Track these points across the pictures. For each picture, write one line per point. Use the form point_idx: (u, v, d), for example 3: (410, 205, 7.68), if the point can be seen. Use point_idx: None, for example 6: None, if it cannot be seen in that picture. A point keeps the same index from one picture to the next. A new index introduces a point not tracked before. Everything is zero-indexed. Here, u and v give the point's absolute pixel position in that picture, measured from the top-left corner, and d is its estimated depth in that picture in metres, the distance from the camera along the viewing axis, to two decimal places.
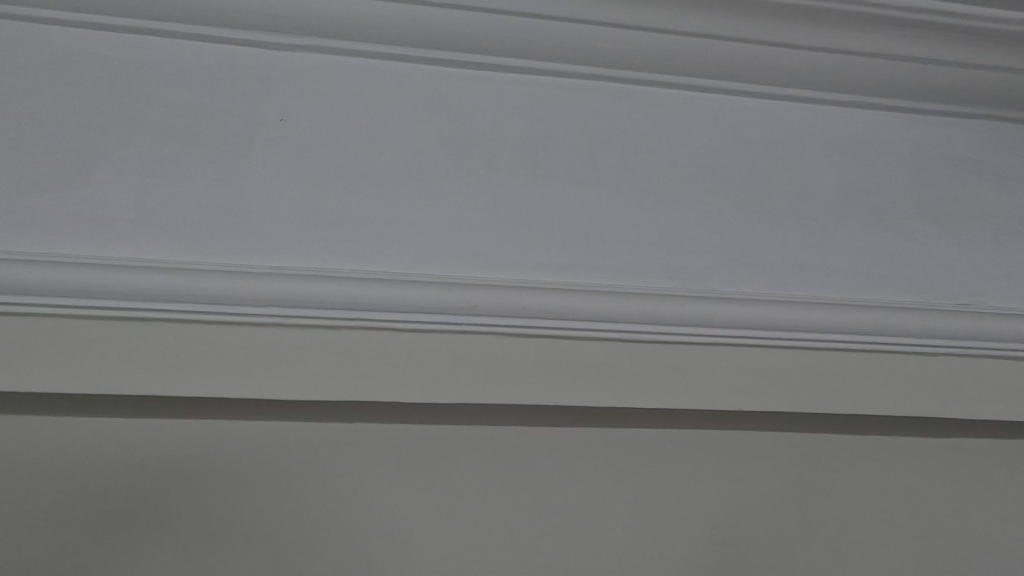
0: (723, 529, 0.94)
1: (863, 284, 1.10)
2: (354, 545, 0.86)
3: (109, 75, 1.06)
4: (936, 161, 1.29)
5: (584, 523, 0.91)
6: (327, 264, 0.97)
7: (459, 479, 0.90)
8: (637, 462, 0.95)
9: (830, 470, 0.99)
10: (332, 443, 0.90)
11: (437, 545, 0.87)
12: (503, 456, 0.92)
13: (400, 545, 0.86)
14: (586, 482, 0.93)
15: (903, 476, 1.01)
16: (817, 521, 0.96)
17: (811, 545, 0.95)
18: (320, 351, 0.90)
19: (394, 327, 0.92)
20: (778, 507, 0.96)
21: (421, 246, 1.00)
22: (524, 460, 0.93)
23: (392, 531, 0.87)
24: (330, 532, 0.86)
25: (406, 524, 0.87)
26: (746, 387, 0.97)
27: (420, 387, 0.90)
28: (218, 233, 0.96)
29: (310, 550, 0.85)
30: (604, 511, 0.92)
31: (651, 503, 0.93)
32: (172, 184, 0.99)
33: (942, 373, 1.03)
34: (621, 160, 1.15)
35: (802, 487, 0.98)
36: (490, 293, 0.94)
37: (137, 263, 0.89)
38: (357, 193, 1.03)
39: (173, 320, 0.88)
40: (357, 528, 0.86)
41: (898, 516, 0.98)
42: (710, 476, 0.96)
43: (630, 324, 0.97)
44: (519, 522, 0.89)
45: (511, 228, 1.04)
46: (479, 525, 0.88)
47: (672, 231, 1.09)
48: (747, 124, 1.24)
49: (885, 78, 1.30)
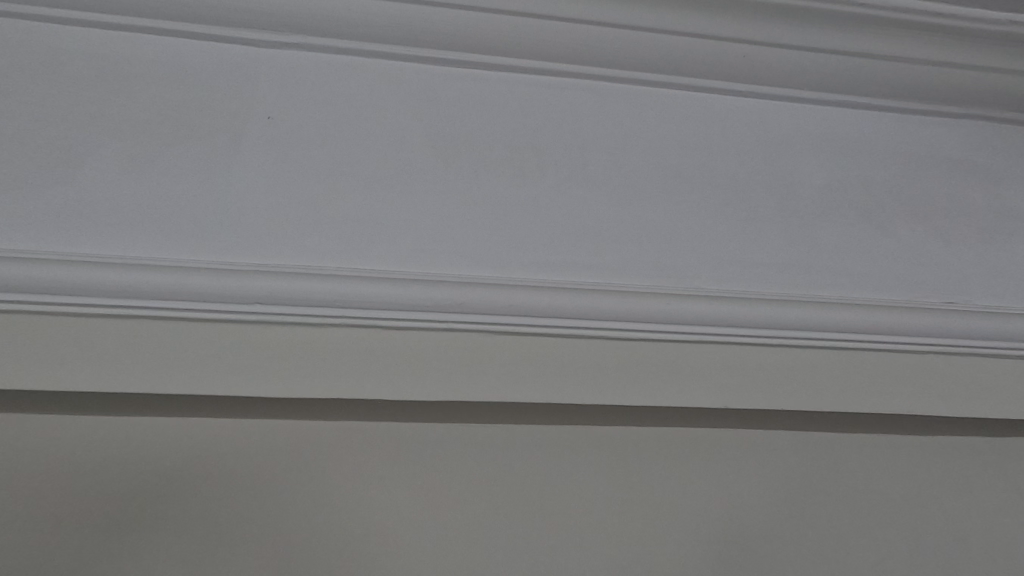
0: (721, 527, 0.66)
1: (880, 280, 0.81)
2: (201, 522, 0.59)
3: (42, 41, 0.79)
4: (953, 136, 1.00)
5: (518, 524, 0.63)
6: (136, 242, 0.67)
7: (339, 479, 0.62)
8: (593, 455, 0.67)
9: (860, 463, 0.72)
10: (184, 432, 0.63)
11: (304, 535, 0.60)
12: (400, 461, 0.64)
13: (261, 538, 0.59)
14: (518, 488, 0.64)
15: (954, 474, 0.73)
16: (858, 531, 0.68)
17: (844, 545, 0.67)
18: (163, 340, 0.62)
19: (237, 320, 0.64)
20: (794, 505, 0.69)
21: (263, 232, 0.70)
22: (428, 469, 0.64)
23: (243, 533, 0.59)
24: (167, 530, 0.58)
25: (264, 538, 0.59)
26: (734, 386, 0.70)
27: (279, 382, 0.63)
28: (19, 161, 0.70)
29: (141, 536, 0.58)
30: (549, 526, 0.63)
31: (624, 514, 0.65)
32: (11, 160, 0.70)
33: (984, 374, 0.76)
34: (543, 130, 0.85)
35: (831, 482, 0.70)
36: (370, 285, 0.67)
37: (15, 252, 0.63)
38: (177, 159, 0.74)
39: (41, 318, 0.61)
40: (193, 524, 0.59)
41: (956, 521, 0.71)
42: (700, 471, 0.68)
43: (567, 320, 0.69)
44: (430, 536, 0.61)
45: (382, 221, 0.73)
46: (365, 524, 0.61)
47: (613, 226, 0.79)
48: (712, 83, 0.95)
49: (882, 50, 0.97)
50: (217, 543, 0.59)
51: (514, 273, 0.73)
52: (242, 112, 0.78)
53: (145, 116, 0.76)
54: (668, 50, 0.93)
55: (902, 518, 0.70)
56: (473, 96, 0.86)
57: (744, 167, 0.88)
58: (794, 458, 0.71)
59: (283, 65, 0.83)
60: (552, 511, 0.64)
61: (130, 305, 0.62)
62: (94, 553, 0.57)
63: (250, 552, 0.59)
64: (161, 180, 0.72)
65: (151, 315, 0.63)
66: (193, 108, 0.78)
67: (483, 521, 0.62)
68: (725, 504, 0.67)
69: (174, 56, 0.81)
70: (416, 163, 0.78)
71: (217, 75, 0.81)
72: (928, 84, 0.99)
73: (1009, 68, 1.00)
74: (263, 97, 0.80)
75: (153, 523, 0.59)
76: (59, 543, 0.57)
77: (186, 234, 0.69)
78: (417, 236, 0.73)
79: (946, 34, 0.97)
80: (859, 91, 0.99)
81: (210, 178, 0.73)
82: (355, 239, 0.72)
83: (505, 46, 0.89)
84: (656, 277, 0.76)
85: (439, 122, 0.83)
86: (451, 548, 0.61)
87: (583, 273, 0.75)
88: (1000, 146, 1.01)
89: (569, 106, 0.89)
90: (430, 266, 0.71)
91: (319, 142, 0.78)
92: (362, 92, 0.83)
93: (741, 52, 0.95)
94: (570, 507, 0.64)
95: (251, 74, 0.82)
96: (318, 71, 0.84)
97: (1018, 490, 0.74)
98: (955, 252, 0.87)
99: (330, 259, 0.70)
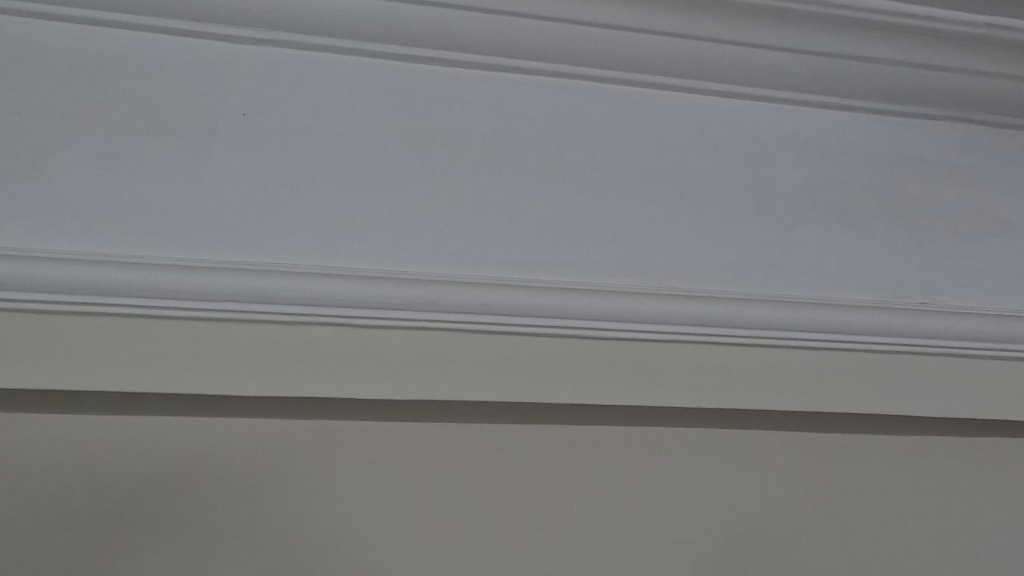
0: (712, 530, 0.65)
1: (855, 280, 0.82)
2: (180, 522, 0.58)
3: (16, 35, 0.78)
4: (929, 137, 1.01)
5: (507, 526, 0.62)
6: (107, 238, 0.67)
7: (320, 479, 0.62)
8: (575, 456, 0.67)
9: (844, 464, 0.72)
10: (160, 432, 0.62)
11: (286, 539, 0.59)
12: (380, 461, 0.63)
13: (240, 537, 0.59)
14: (501, 489, 0.64)
15: (934, 472, 0.73)
16: (845, 531, 0.68)
17: (832, 545, 0.67)
18: (134, 338, 0.62)
19: (206, 318, 0.63)
20: (780, 507, 0.68)
21: (239, 229, 0.70)
22: (408, 469, 0.63)
23: (227, 535, 0.58)
24: (146, 532, 0.58)
25: (244, 537, 0.59)
26: (708, 385, 0.70)
27: (249, 380, 0.62)
28: None
29: (120, 536, 0.57)
30: (536, 528, 0.62)
31: (610, 516, 0.64)
32: None
33: (958, 374, 0.76)
34: (519, 128, 0.85)
35: (818, 483, 0.70)
36: (343, 283, 0.66)
37: None
38: (151, 155, 0.73)
39: (10, 314, 0.61)
40: (172, 525, 0.58)
41: (942, 520, 0.70)
42: (686, 473, 0.68)
43: (539, 318, 0.69)
44: (417, 538, 0.60)
45: (358, 217, 0.73)
46: (349, 526, 0.60)
47: (589, 226, 0.79)
48: (689, 82, 0.95)
49: (858, 51, 0.98)
50: (199, 547, 0.58)
51: (490, 271, 0.73)
52: (216, 107, 0.78)
53: (119, 111, 0.75)
54: (646, 49, 0.93)
55: (890, 517, 0.70)
56: (449, 93, 0.86)
57: (721, 167, 0.88)
58: (779, 458, 0.71)
59: (260, 62, 0.83)
60: (538, 511, 0.63)
61: (100, 302, 0.62)
62: (70, 555, 0.56)
63: (232, 555, 0.58)
64: (132, 176, 0.71)
65: (119, 312, 0.62)
66: (167, 103, 0.77)
67: (469, 522, 0.62)
68: (713, 505, 0.67)
69: (148, 52, 0.81)
70: (391, 161, 0.78)
71: (191, 71, 0.80)
72: (904, 85, 1.00)
73: (982, 69, 1.01)
74: (239, 94, 0.79)
75: (132, 525, 0.58)
76: (36, 546, 0.56)
77: (157, 231, 0.68)
78: (392, 233, 0.73)
79: (920, 35, 0.97)
80: (834, 92, 0.99)
81: (183, 173, 0.72)
82: (329, 235, 0.71)
83: (484, 44, 0.89)
84: (632, 275, 0.76)
85: (416, 119, 0.82)
86: (439, 550, 0.60)
87: (560, 271, 0.74)
88: (974, 146, 1.02)
89: (545, 103, 0.89)
90: (405, 264, 0.71)
91: (294, 138, 0.77)
92: (338, 88, 0.83)
93: (719, 52, 0.95)
94: (555, 508, 0.64)
95: (226, 69, 0.81)
96: (293, 68, 0.83)
97: (992, 485, 0.74)
98: (928, 252, 0.87)
99: (304, 257, 0.69)
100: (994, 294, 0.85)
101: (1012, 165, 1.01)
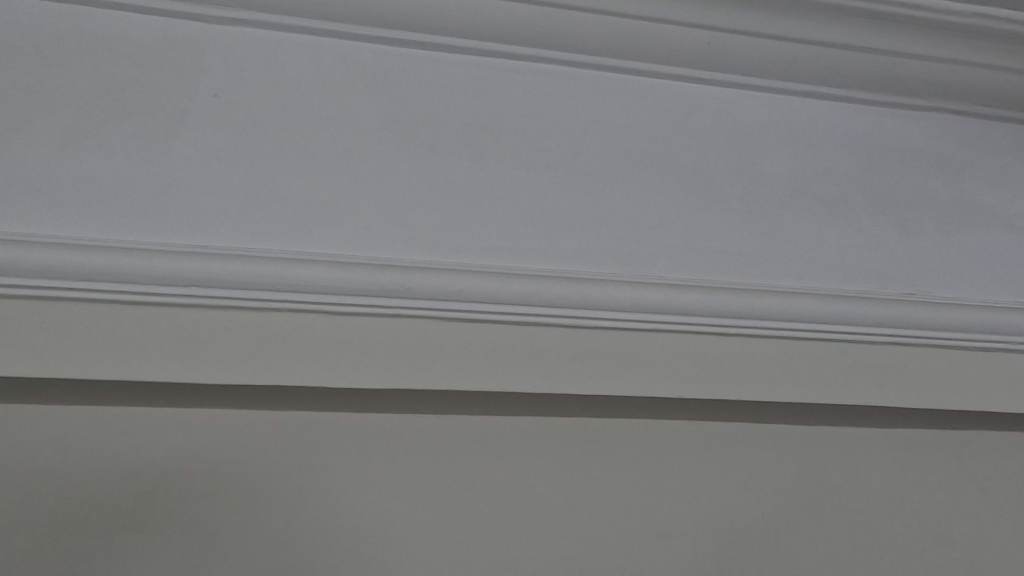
0: (710, 531, 0.65)
1: (839, 270, 0.81)
2: (156, 515, 0.57)
3: None
4: (917, 128, 1.00)
5: (491, 519, 0.61)
6: (74, 222, 0.64)
7: (301, 469, 0.61)
8: (565, 451, 0.66)
9: (836, 460, 0.72)
10: (130, 424, 0.60)
11: (261, 530, 0.58)
12: (362, 455, 0.62)
13: (218, 527, 0.57)
14: (494, 487, 0.63)
15: (928, 473, 0.73)
16: (841, 529, 0.68)
17: (828, 544, 0.66)
18: (100, 325, 0.60)
19: (169, 304, 0.61)
20: (764, 496, 0.68)
21: (209, 214, 0.68)
22: (397, 466, 0.62)
23: (212, 534, 0.57)
24: (124, 526, 0.56)
25: (222, 529, 0.57)
26: (691, 376, 0.69)
27: (217, 369, 0.60)
28: None
29: (96, 528, 0.56)
30: (522, 520, 0.62)
31: (593, 505, 0.64)
32: None
33: (943, 366, 0.75)
34: (501, 113, 0.83)
35: (807, 477, 0.70)
36: (314, 270, 0.64)
37: None
38: (120, 137, 0.71)
39: None
40: (155, 524, 0.57)
41: (935, 522, 0.70)
42: (681, 470, 0.67)
43: (518, 306, 0.67)
44: (407, 537, 0.59)
45: (334, 204, 0.71)
46: (341, 526, 0.59)
47: (570, 213, 0.77)
48: (675, 70, 0.94)
49: (844, 39, 0.96)
50: (176, 538, 0.56)
51: (470, 259, 0.71)
52: (187, 89, 0.76)
53: (87, 92, 0.73)
54: (631, 35, 0.91)
55: (883, 516, 0.69)
56: (430, 77, 0.84)
57: (706, 156, 0.87)
58: (761, 449, 0.70)
59: (232, 43, 0.81)
60: (530, 512, 0.62)
61: (62, 287, 0.59)
62: (43, 548, 0.54)
63: (214, 549, 0.56)
64: (99, 157, 0.69)
65: (85, 299, 0.60)
66: (137, 85, 0.75)
67: (454, 514, 0.61)
68: (705, 498, 0.66)
69: (117, 32, 0.78)
70: (369, 145, 0.76)
71: (163, 52, 0.78)
72: (890, 74, 0.99)
73: (968, 58, 0.99)
74: (210, 76, 0.77)
75: (107, 517, 0.56)
76: (11, 538, 0.54)
77: (123, 215, 0.66)
78: (368, 220, 0.71)
79: (906, 24, 0.96)
80: (819, 80, 0.98)
81: (153, 157, 0.70)
82: (302, 221, 0.69)
83: (465, 26, 0.87)
84: (617, 264, 0.74)
85: (393, 103, 0.81)
86: (424, 540, 0.59)
87: (541, 259, 0.73)
88: (958, 136, 1.01)
89: (528, 90, 0.87)
90: (380, 251, 0.69)
91: (269, 121, 0.75)
92: (316, 72, 0.81)
93: (707, 39, 0.93)
94: (539, 499, 0.63)
95: (200, 50, 0.79)
96: (269, 50, 0.81)
97: (970, 479, 0.74)
98: (914, 242, 0.86)
99: (277, 244, 0.67)
100: (978, 285, 0.84)
101: (1001, 157, 1.00)
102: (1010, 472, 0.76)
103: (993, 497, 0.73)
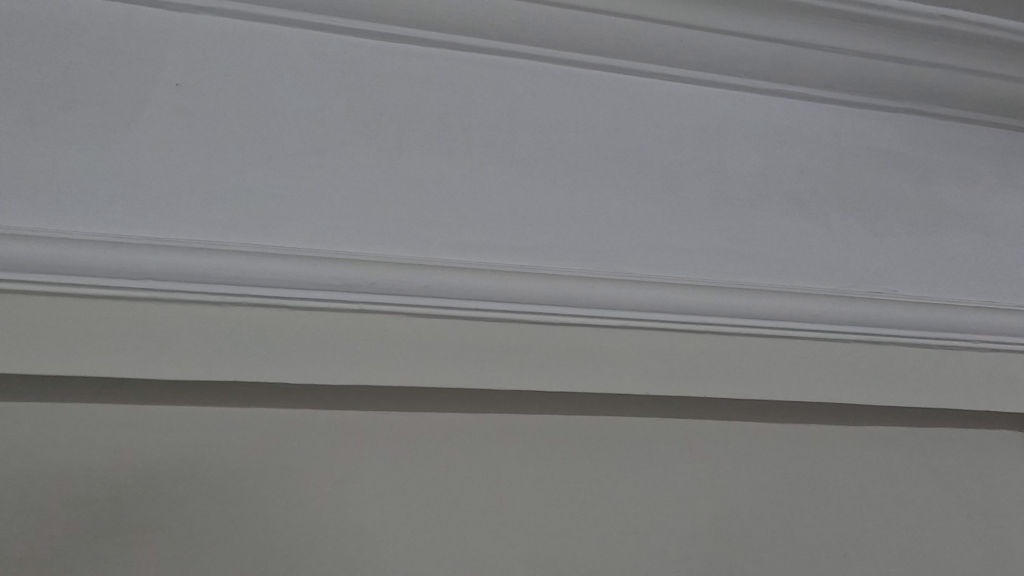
0: (678, 530, 0.65)
1: (806, 267, 0.81)
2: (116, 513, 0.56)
3: None
4: (884, 128, 1.01)
5: (457, 517, 0.61)
6: (20, 211, 0.62)
7: (266, 465, 0.60)
8: (535, 449, 0.66)
9: (804, 457, 0.72)
10: (87, 417, 0.59)
11: (226, 530, 0.57)
12: (328, 451, 0.61)
13: (181, 526, 0.57)
14: (462, 485, 0.62)
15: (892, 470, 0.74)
16: (803, 529, 0.69)
17: (789, 542, 0.68)
18: (52, 318, 0.58)
19: (126, 299, 0.60)
20: (730, 495, 0.68)
21: (166, 204, 0.66)
22: (362, 464, 0.61)
23: (182, 536, 0.56)
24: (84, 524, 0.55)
25: (187, 528, 0.57)
26: (658, 373, 0.68)
27: (175, 364, 0.58)
28: None
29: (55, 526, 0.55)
30: (490, 519, 0.62)
31: (560, 502, 0.64)
32: None
33: (908, 364, 0.76)
34: (472, 108, 0.83)
35: (774, 475, 0.70)
36: (277, 263, 0.63)
37: None
38: (75, 125, 0.69)
39: None
40: (117, 524, 0.56)
41: (895, 521, 0.71)
42: (650, 467, 0.67)
43: (485, 302, 0.66)
44: (374, 538, 0.59)
45: (299, 196, 0.70)
46: (305, 525, 0.59)
47: (540, 208, 0.77)
48: (643, 67, 0.93)
49: (812, 38, 0.96)
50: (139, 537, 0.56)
51: (436, 253, 0.70)
52: (148, 78, 0.74)
53: (43, 78, 0.71)
54: (603, 31, 0.91)
55: (844, 516, 0.70)
56: (400, 70, 0.84)
57: (675, 153, 0.86)
58: (732, 447, 0.70)
59: (197, 32, 0.79)
60: (503, 511, 0.62)
61: (12, 278, 0.57)
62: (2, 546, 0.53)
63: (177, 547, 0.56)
64: (54, 146, 0.67)
65: (36, 291, 0.58)
66: (95, 73, 0.73)
67: (422, 512, 0.61)
68: (671, 495, 0.67)
69: (76, 18, 0.77)
70: (335, 138, 0.75)
71: (123, 40, 0.77)
72: (857, 74, 0.99)
73: (934, 59, 1.00)
74: (172, 65, 0.76)
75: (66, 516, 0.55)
76: None
77: (78, 205, 0.64)
78: (334, 213, 0.70)
79: (873, 24, 0.97)
80: (787, 79, 0.98)
81: (109, 146, 0.68)
82: (266, 215, 0.68)
83: (436, 20, 0.86)
84: (586, 260, 0.74)
85: (362, 96, 0.80)
86: (389, 538, 0.59)
87: (512, 255, 0.72)
88: (924, 137, 1.02)
89: (498, 84, 0.86)
90: (348, 245, 0.68)
91: (231, 112, 0.74)
92: (281, 63, 0.79)
93: (677, 36, 0.93)
94: (507, 496, 0.63)
95: (161, 40, 0.78)
96: (232, 41, 0.80)
97: (930, 476, 0.75)
98: (882, 242, 0.87)
99: (240, 237, 0.66)
100: (943, 284, 0.85)
101: (967, 159, 1.01)
102: (968, 468, 0.77)
103: (951, 493, 0.75)
